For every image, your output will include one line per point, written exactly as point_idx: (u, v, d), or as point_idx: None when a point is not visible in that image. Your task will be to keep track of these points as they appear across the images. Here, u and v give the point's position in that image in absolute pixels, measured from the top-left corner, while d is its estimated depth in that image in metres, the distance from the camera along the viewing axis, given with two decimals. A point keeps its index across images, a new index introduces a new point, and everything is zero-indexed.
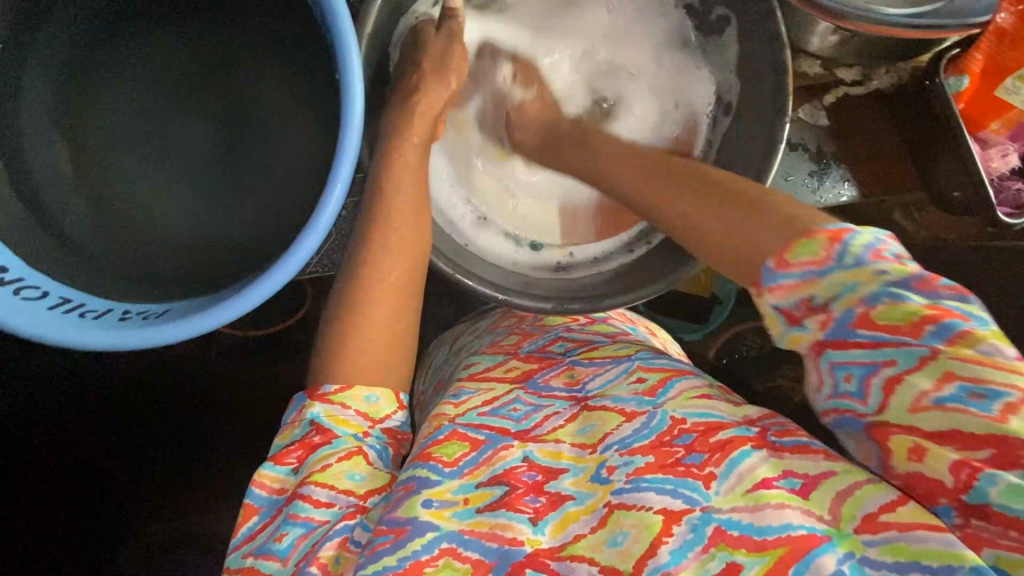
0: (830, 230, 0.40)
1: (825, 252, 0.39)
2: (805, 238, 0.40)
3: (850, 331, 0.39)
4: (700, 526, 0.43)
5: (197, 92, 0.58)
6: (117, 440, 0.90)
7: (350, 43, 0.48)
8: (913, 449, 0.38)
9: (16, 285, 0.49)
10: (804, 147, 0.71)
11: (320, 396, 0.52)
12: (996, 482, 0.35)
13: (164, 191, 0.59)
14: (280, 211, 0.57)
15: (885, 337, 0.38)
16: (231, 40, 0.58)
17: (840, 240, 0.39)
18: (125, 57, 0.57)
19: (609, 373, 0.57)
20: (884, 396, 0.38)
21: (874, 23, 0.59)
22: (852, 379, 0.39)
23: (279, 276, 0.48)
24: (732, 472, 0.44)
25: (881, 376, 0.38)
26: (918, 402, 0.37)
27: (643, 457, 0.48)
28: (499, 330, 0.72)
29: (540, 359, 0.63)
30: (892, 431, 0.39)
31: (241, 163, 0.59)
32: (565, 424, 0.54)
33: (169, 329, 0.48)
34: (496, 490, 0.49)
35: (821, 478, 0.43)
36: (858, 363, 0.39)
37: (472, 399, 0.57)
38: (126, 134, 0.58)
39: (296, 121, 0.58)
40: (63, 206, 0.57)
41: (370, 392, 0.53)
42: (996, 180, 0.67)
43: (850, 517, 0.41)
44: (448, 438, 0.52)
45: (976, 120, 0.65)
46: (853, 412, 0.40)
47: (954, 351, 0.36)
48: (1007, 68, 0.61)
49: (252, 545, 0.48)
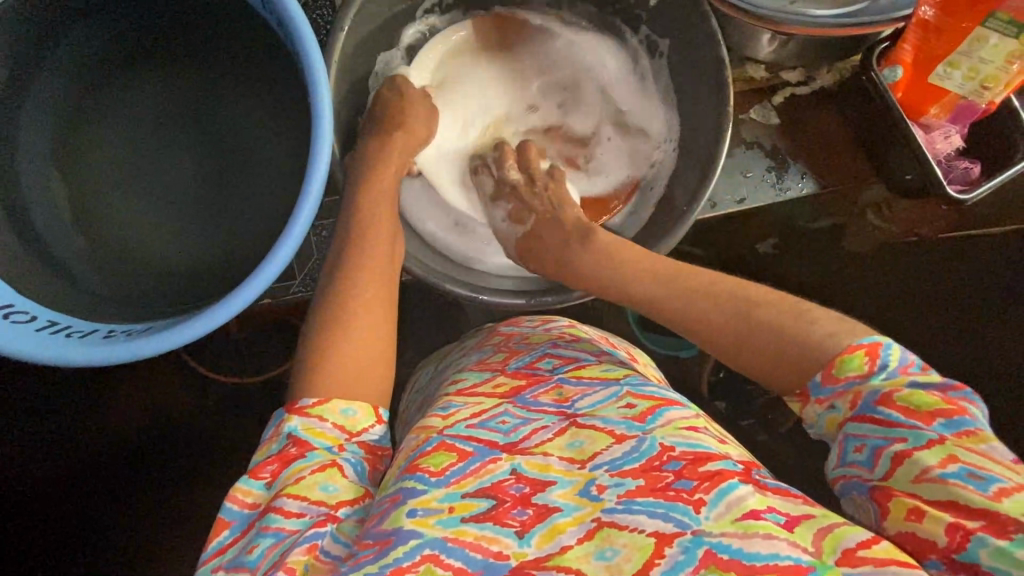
0: (866, 347, 0.44)
1: (868, 366, 0.44)
2: (848, 353, 0.45)
3: (872, 409, 0.42)
4: (692, 548, 0.38)
5: (183, 129, 0.62)
6: (125, 451, 0.99)
7: (319, 72, 0.52)
8: (912, 509, 0.39)
9: (6, 310, 0.51)
10: (759, 145, 0.75)
11: (298, 409, 0.51)
12: (988, 542, 0.36)
13: (152, 221, 0.62)
14: (262, 231, 0.60)
15: (900, 420, 0.41)
16: (214, 77, 0.62)
17: (877, 355, 0.44)
18: (117, 104, 0.61)
19: (597, 395, 0.52)
20: (890, 466, 0.41)
21: (806, 25, 0.63)
22: (862, 451, 0.43)
23: (257, 282, 0.51)
24: (721, 501, 0.40)
25: (891, 450, 0.41)
26: (924, 476, 0.39)
27: (633, 480, 0.43)
28: (485, 347, 0.66)
29: (528, 375, 0.57)
30: (893, 494, 0.40)
31: (223, 190, 0.62)
32: (553, 438, 0.48)
33: (150, 342, 0.50)
34: (482, 502, 0.43)
35: (803, 518, 0.40)
36: (869, 438, 0.42)
37: (460, 411, 0.52)
38: (115, 171, 0.62)
39: (273, 147, 0.61)
40: (56, 243, 0.59)
41: (347, 405, 0.52)
42: (944, 160, 0.71)
43: (830, 551, 0.37)
44: (436, 448, 0.47)
45: (917, 107, 0.69)
46: (860, 477, 0.43)
47: (961, 442, 0.39)
48: (935, 55, 0.64)
49: (223, 559, 0.46)
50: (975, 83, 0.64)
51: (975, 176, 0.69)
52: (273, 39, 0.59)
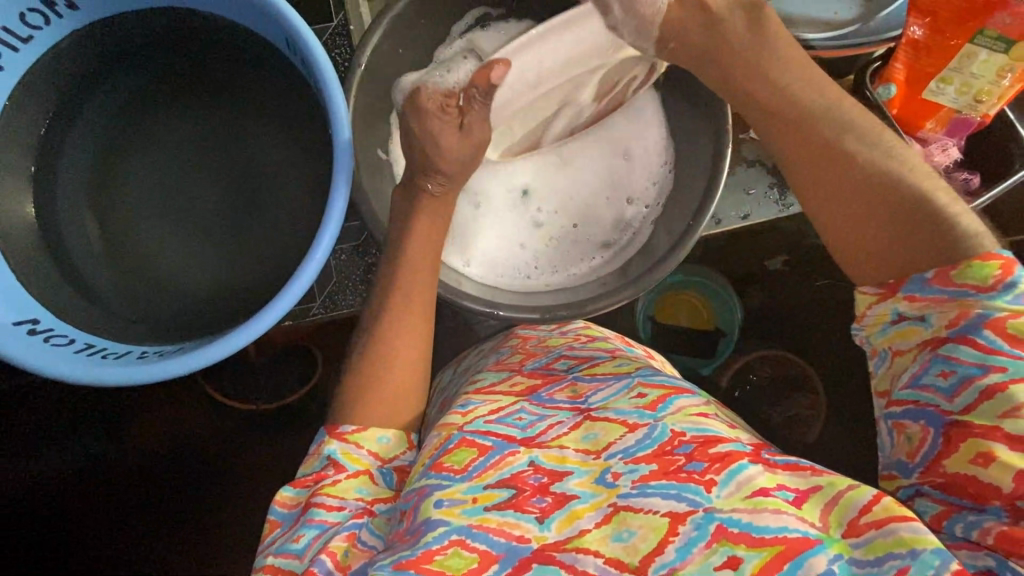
0: (1003, 260, 0.41)
1: (994, 282, 0.40)
2: (981, 260, 0.41)
3: (976, 331, 0.40)
4: (703, 524, 0.39)
5: (210, 159, 0.66)
6: (148, 477, 1.01)
7: (338, 101, 0.55)
8: (982, 453, 0.39)
9: (47, 334, 0.55)
10: (761, 163, 0.77)
11: (338, 434, 0.53)
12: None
13: (180, 246, 0.65)
14: (289, 254, 0.64)
15: (1002, 350, 0.39)
16: (240, 111, 0.65)
17: (1011, 273, 0.40)
18: (148, 137, 0.65)
19: (611, 389, 0.52)
20: (975, 397, 0.40)
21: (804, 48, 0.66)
22: (949, 377, 0.41)
23: (283, 304, 0.54)
24: (731, 480, 0.40)
25: (983, 381, 0.39)
26: (1014, 412, 0.38)
27: (647, 465, 0.43)
28: (503, 349, 0.67)
29: (544, 375, 0.57)
30: (972, 429, 0.40)
31: (246, 215, 0.65)
32: (568, 432, 0.48)
33: (180, 361, 0.52)
34: (503, 492, 0.44)
35: (811, 491, 0.40)
36: (963, 363, 0.40)
37: (479, 408, 0.52)
38: (145, 201, 0.65)
39: (296, 173, 0.65)
40: (98, 270, 0.64)
41: (382, 433, 0.54)
42: (943, 172, 0.72)
43: (838, 523, 0.38)
44: (458, 445, 0.47)
45: (912, 122, 0.72)
46: (936, 405, 0.42)
47: None
48: (927, 72, 0.67)
49: (274, 547, 0.49)
50: (968, 97, 0.67)
51: (975, 186, 0.71)
52: (296, 73, 0.63)
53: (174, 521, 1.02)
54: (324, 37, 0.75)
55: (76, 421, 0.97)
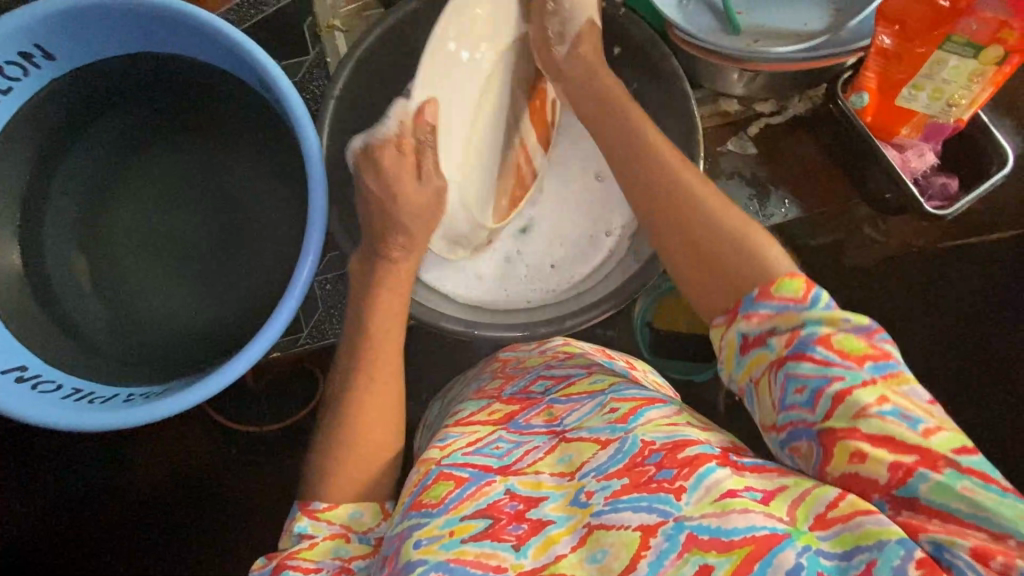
0: (804, 279, 0.44)
1: (803, 293, 0.43)
2: (788, 278, 0.44)
3: (809, 347, 0.41)
4: (673, 535, 0.39)
5: (194, 199, 0.67)
6: (150, 509, 1.01)
7: (310, 138, 0.56)
8: (855, 453, 0.38)
9: (35, 380, 0.56)
10: (740, 175, 0.78)
11: (309, 510, 0.51)
12: (926, 478, 0.37)
13: (166, 286, 0.66)
14: (272, 288, 0.65)
15: (836, 359, 0.40)
16: (221, 150, 0.67)
17: (814, 289, 0.43)
18: (132, 181, 0.67)
19: (584, 408, 0.52)
20: (831, 404, 0.39)
21: (771, 63, 0.66)
22: (803, 392, 0.41)
23: (263, 342, 0.55)
24: (700, 484, 0.40)
25: (832, 389, 0.40)
26: (864, 412, 0.38)
27: (618, 479, 0.43)
28: (484, 374, 0.67)
29: (522, 399, 0.58)
30: (839, 435, 0.39)
31: (230, 251, 0.66)
32: (544, 457, 0.49)
33: (162, 404, 0.53)
34: (480, 522, 0.44)
35: (777, 489, 0.40)
36: (809, 376, 0.40)
37: (456, 441, 0.52)
38: (131, 243, 0.66)
39: (275, 208, 0.66)
40: (85, 311, 0.64)
41: (355, 508, 0.52)
42: (922, 177, 0.73)
43: (804, 517, 0.38)
44: (435, 481, 0.48)
45: (889, 129, 0.72)
46: (804, 421, 0.41)
47: (888, 382, 0.39)
48: (899, 80, 0.67)
49: None
50: (942, 103, 0.67)
51: (953, 191, 0.72)
52: (272, 111, 0.64)
53: (175, 551, 1.02)
54: (303, 70, 0.76)
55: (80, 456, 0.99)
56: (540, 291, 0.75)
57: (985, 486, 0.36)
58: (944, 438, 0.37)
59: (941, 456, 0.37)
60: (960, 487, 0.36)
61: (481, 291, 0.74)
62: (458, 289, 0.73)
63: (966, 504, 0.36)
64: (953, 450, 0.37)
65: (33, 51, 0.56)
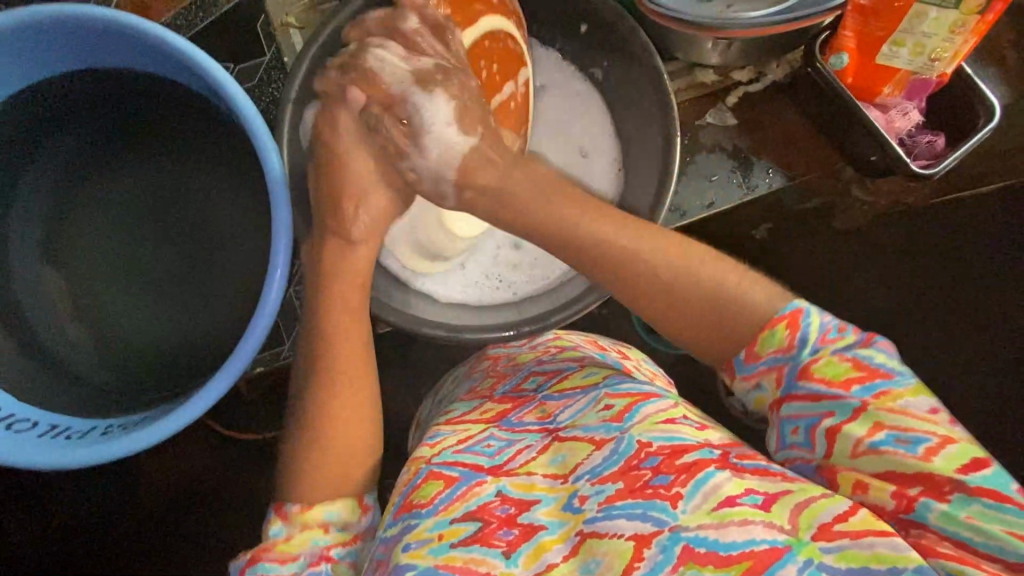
0: (789, 312, 0.42)
1: (788, 341, 0.41)
2: (768, 328, 0.42)
3: (796, 386, 0.41)
4: (669, 547, 0.37)
5: (156, 218, 0.64)
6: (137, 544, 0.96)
7: (268, 145, 0.53)
8: (858, 484, 0.38)
9: (9, 420, 0.55)
10: (721, 148, 0.76)
11: (285, 512, 0.48)
12: (933, 506, 0.36)
13: (137, 311, 0.64)
14: (247, 304, 0.63)
15: (824, 395, 0.39)
16: (180, 165, 0.64)
17: (797, 323, 0.41)
18: (90, 205, 0.64)
19: (577, 404, 0.50)
20: (827, 443, 0.40)
21: (745, 29, 0.62)
22: (798, 432, 0.41)
23: (237, 366, 0.53)
24: (697, 491, 0.39)
25: (823, 427, 0.40)
26: (859, 448, 0.38)
27: (613, 484, 0.41)
28: (475, 374, 0.66)
29: (515, 398, 0.55)
30: (838, 471, 0.39)
31: (200, 269, 0.64)
32: (537, 456, 0.47)
33: (138, 437, 0.52)
34: (469, 525, 0.42)
35: (780, 494, 0.38)
36: (803, 418, 0.40)
37: (447, 438, 0.51)
38: (95, 269, 0.64)
39: (244, 222, 0.64)
40: (55, 343, 0.62)
41: (333, 507, 0.49)
42: (907, 138, 0.71)
43: (807, 526, 0.37)
44: (425, 480, 0.46)
45: (871, 89, 0.69)
46: (805, 459, 0.41)
47: (882, 404, 0.38)
48: (878, 37, 0.64)
49: None
50: (923, 58, 0.64)
51: (940, 148, 0.70)
52: (229, 120, 0.61)
53: None
54: (260, 72, 0.73)
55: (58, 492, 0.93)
56: (528, 281, 0.73)
57: (997, 507, 0.35)
58: (950, 455, 0.36)
59: (946, 480, 0.36)
60: (968, 513, 0.35)
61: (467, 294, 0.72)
62: (443, 292, 0.71)
63: (978, 532, 0.35)
64: (961, 468, 0.36)
65: None
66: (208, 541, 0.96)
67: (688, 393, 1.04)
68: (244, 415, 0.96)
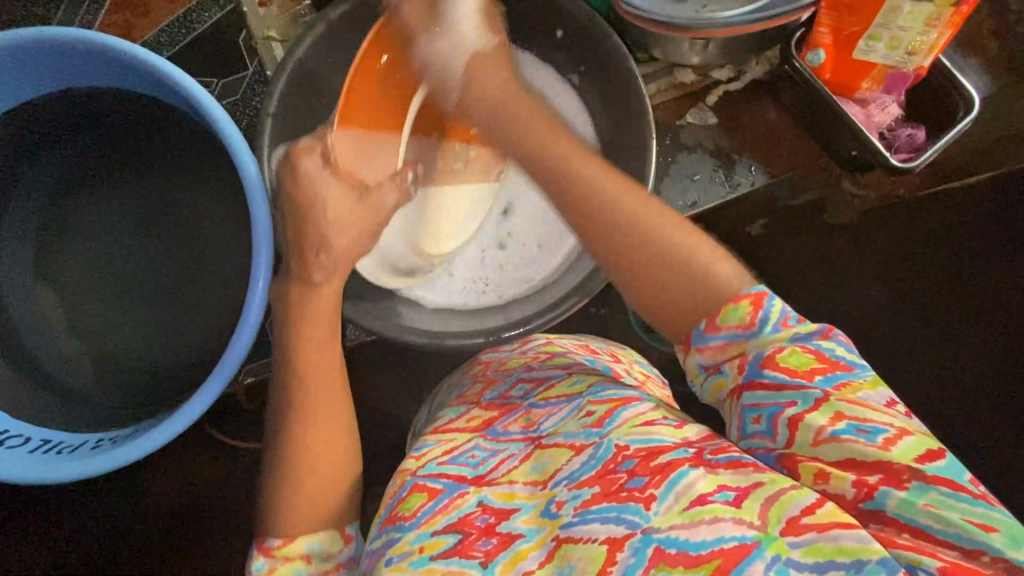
0: (752, 296, 0.40)
1: (750, 318, 0.39)
2: (732, 303, 0.40)
3: (759, 374, 0.38)
4: (641, 548, 0.37)
5: (143, 233, 0.65)
6: (141, 553, 0.97)
7: (245, 159, 0.54)
8: (817, 474, 0.36)
9: (2, 436, 0.56)
10: (702, 146, 0.76)
11: (265, 550, 0.47)
12: (890, 494, 0.34)
13: (127, 325, 0.65)
14: (234, 315, 0.64)
15: (787, 381, 0.37)
16: (165, 179, 0.65)
17: (762, 306, 0.39)
18: (78, 222, 0.65)
19: (561, 412, 0.48)
20: (788, 431, 0.37)
21: (719, 28, 0.62)
22: (762, 421, 0.39)
23: (222, 376, 0.54)
24: (670, 492, 0.38)
25: (786, 415, 0.37)
26: (820, 437, 0.36)
27: (589, 488, 0.40)
28: (465, 379, 0.64)
29: (501, 405, 0.54)
30: (798, 460, 0.37)
31: (187, 282, 0.65)
32: (520, 465, 0.46)
33: (125, 450, 0.52)
34: (449, 538, 0.42)
35: (751, 487, 0.37)
36: (765, 405, 0.38)
37: (432, 450, 0.50)
38: (85, 284, 0.65)
39: (229, 233, 0.65)
40: (48, 358, 0.63)
41: (314, 541, 0.48)
42: (887, 131, 0.71)
43: (776, 520, 0.36)
44: (410, 492, 0.46)
45: (849, 85, 0.69)
46: (765, 448, 0.39)
47: (842, 394, 0.36)
48: (854, 32, 0.64)
49: None
50: (900, 52, 0.64)
51: (920, 141, 0.70)
52: (211, 135, 0.63)
53: None
54: (243, 86, 0.74)
55: (62, 505, 0.95)
56: (513, 283, 0.74)
57: (953, 495, 0.33)
58: (907, 446, 0.35)
59: (904, 468, 0.34)
60: (927, 502, 0.33)
61: (453, 299, 0.73)
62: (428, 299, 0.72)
63: (935, 520, 0.33)
64: (917, 458, 0.34)
65: None
66: (210, 548, 0.97)
67: (683, 391, 1.04)
68: (239, 424, 0.96)
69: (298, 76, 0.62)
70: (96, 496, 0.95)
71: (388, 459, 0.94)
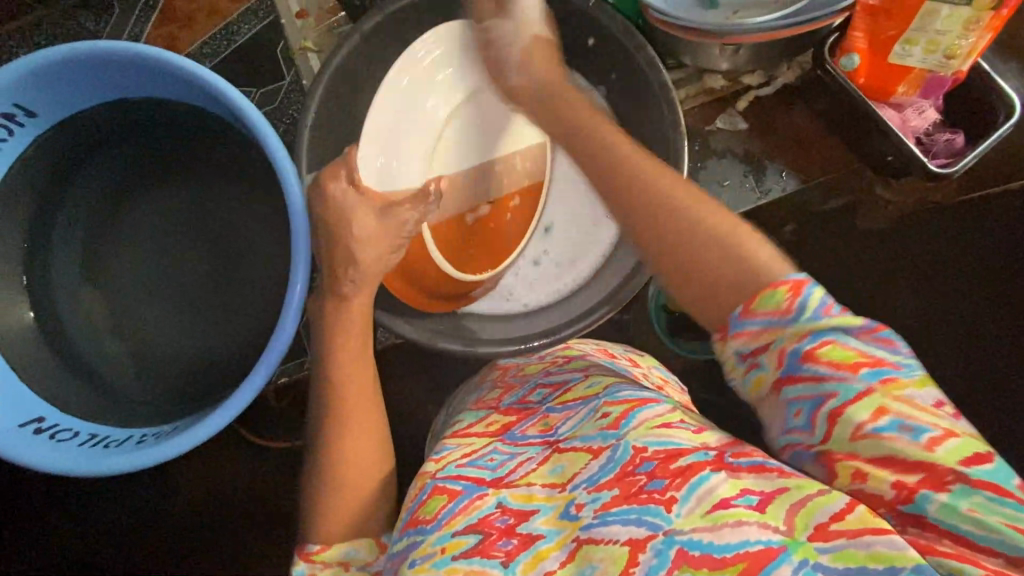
0: (792, 281, 0.37)
1: (788, 304, 0.36)
2: (771, 288, 0.37)
3: (799, 368, 0.36)
4: (664, 550, 0.37)
5: (185, 236, 0.68)
6: (173, 546, 1.00)
7: (286, 167, 0.56)
8: (856, 474, 0.35)
9: (52, 430, 0.58)
10: (731, 153, 0.76)
11: (305, 555, 0.48)
12: (931, 498, 0.33)
13: (168, 324, 0.68)
14: (270, 318, 0.66)
15: (827, 373, 0.35)
16: (207, 185, 0.68)
17: (801, 292, 0.36)
18: (123, 224, 0.68)
19: (578, 416, 0.48)
20: (828, 426, 0.36)
21: (752, 33, 0.62)
22: (800, 415, 0.37)
23: (258, 377, 0.55)
24: (692, 495, 0.38)
25: (827, 409, 0.36)
26: (862, 433, 0.35)
27: (608, 491, 0.41)
28: (484, 384, 0.64)
29: (519, 410, 0.54)
30: (837, 458, 0.36)
31: (226, 285, 0.68)
32: (536, 468, 0.46)
33: (166, 446, 0.54)
34: (470, 538, 0.42)
35: (776, 493, 0.37)
36: (806, 399, 0.36)
37: (452, 453, 0.50)
38: (128, 284, 0.68)
39: (267, 239, 0.67)
40: (94, 354, 0.66)
41: (351, 546, 0.49)
42: (924, 136, 0.71)
43: (804, 526, 0.35)
44: (430, 495, 0.46)
45: (884, 89, 0.68)
46: (803, 444, 0.37)
47: (886, 387, 0.35)
48: (889, 36, 0.63)
49: None
50: (938, 55, 0.63)
51: (959, 146, 0.69)
52: (250, 144, 0.65)
53: None
54: (280, 95, 0.77)
55: (100, 498, 0.98)
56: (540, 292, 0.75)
57: (999, 500, 0.32)
58: (953, 447, 0.33)
59: (948, 470, 0.33)
60: (968, 507, 0.33)
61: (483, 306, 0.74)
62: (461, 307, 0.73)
63: (979, 527, 0.32)
64: (963, 460, 0.33)
65: (15, 111, 0.57)
66: (239, 543, 0.99)
67: (708, 398, 1.03)
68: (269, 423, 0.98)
69: (335, 86, 0.64)
70: (132, 489, 0.98)
71: (414, 460, 0.95)
